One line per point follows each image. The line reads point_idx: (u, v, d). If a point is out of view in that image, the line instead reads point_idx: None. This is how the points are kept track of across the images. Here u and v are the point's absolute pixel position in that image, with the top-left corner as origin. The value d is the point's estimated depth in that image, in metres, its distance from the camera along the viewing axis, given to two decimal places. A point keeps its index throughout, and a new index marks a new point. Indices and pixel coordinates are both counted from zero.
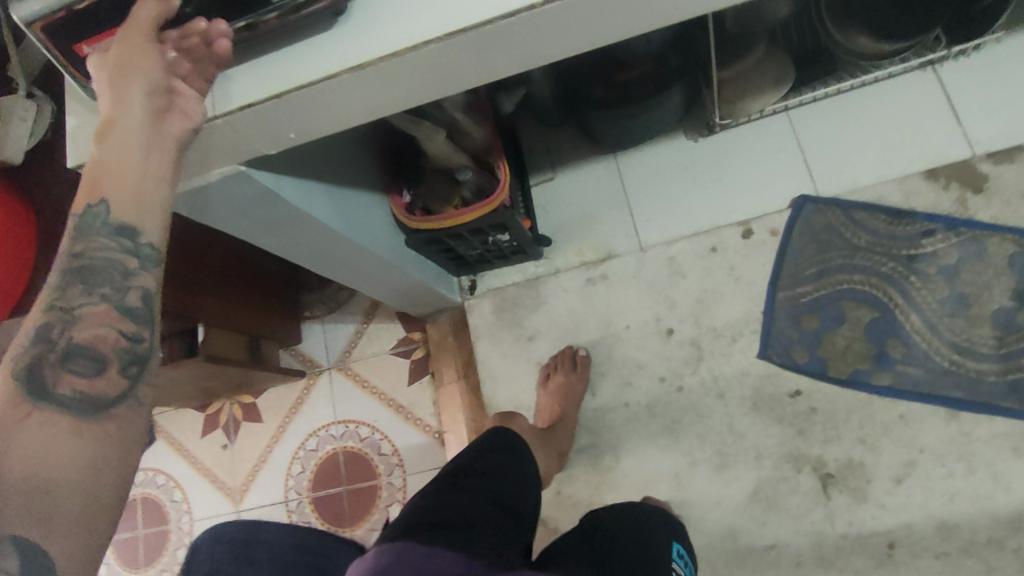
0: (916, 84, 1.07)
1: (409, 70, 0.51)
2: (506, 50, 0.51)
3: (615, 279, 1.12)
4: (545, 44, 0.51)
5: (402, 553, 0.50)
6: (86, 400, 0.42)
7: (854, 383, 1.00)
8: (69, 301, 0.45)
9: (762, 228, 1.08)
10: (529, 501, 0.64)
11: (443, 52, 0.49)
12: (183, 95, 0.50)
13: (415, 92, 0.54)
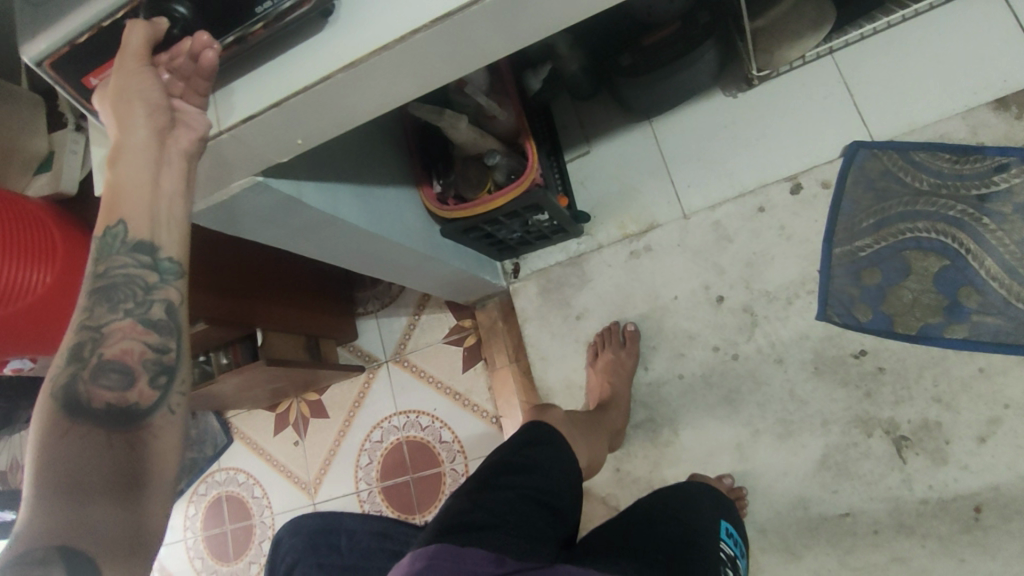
0: (978, 7, 0.98)
1: (400, 63, 0.50)
2: (496, 28, 0.49)
3: (659, 249, 1.09)
4: (537, 16, 0.49)
5: (433, 556, 0.52)
6: (118, 413, 0.47)
7: (925, 338, 0.93)
8: (97, 318, 0.48)
9: (813, 181, 1.02)
10: (565, 493, 0.64)
11: (432, 41, 0.48)
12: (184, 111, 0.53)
13: (415, 82, 0.54)
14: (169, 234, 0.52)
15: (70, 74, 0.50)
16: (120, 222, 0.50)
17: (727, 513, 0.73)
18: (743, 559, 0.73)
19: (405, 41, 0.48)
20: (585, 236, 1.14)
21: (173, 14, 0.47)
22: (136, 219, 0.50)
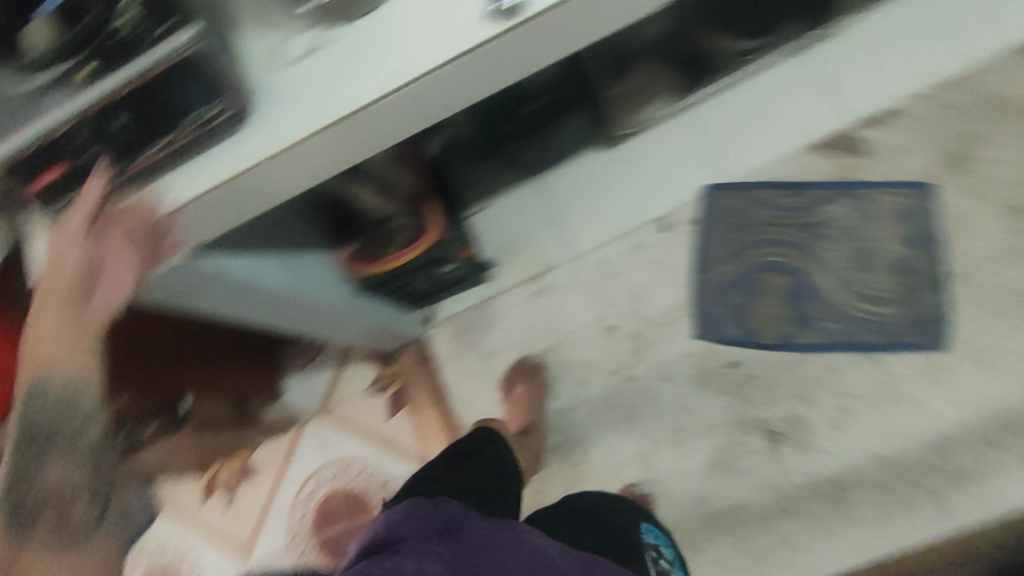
0: (795, 70, 1.17)
1: (311, 155, 0.61)
2: (389, 125, 0.61)
3: (556, 289, 1.22)
4: (422, 115, 0.61)
5: (416, 507, 0.71)
6: (64, 534, 0.58)
7: (781, 345, 1.10)
8: (33, 450, 0.59)
9: (680, 221, 1.18)
10: (511, 482, 0.84)
11: (337, 137, 0.59)
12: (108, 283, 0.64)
13: (320, 170, 0.63)
14: (89, 370, 0.63)
15: (26, 173, 0.60)
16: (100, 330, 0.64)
17: (648, 516, 0.90)
18: (670, 548, 0.90)
19: (314, 138, 0.58)
20: (490, 282, 1.26)
21: (117, 122, 0.58)
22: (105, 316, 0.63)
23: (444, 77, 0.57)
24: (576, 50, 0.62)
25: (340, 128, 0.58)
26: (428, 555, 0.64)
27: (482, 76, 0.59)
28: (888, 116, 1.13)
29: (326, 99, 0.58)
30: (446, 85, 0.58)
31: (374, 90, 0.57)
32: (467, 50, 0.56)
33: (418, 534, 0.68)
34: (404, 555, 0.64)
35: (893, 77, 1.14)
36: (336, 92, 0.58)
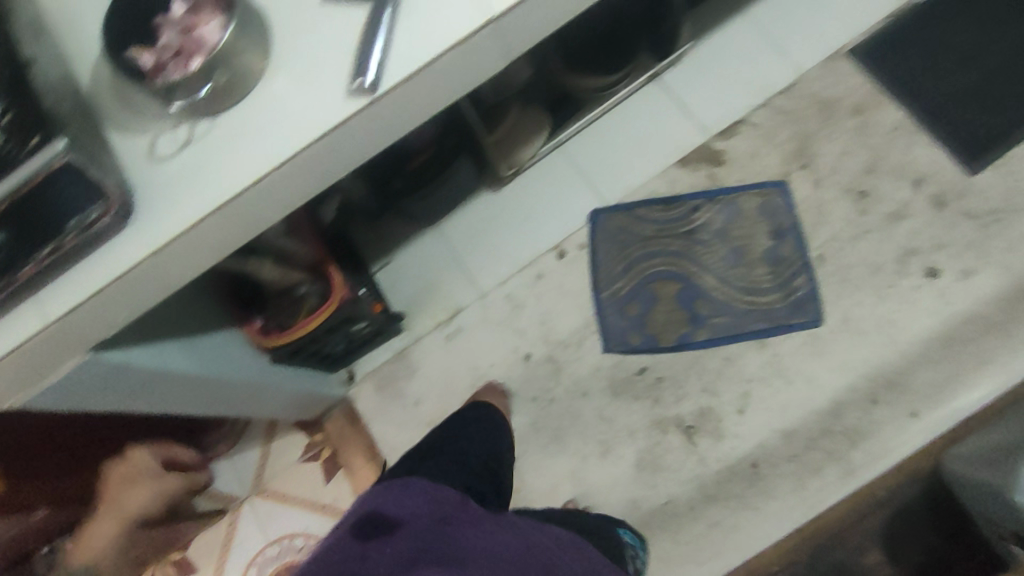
0: (649, 96, 1.30)
1: (200, 239, 0.64)
2: (272, 200, 0.65)
3: (469, 328, 1.28)
4: (301, 186, 0.66)
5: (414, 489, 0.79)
6: None
7: (682, 346, 1.19)
8: None
9: (572, 247, 1.27)
10: (503, 443, 0.98)
11: (223, 218, 0.63)
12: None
13: (212, 251, 0.67)
14: None
15: None
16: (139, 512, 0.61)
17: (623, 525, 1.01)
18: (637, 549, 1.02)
19: (201, 223, 0.62)
20: (405, 331, 1.30)
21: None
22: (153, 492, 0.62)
23: (321, 149, 0.63)
24: (433, 110, 0.68)
25: (226, 209, 0.63)
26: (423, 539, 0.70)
27: (349, 145, 0.65)
28: (738, 126, 1.26)
29: (208, 185, 0.62)
30: (317, 156, 0.64)
31: (256, 168, 0.62)
32: (336, 124, 0.62)
33: (417, 515, 0.74)
34: (403, 536, 0.70)
35: (737, 94, 1.27)
36: (221, 174, 0.63)
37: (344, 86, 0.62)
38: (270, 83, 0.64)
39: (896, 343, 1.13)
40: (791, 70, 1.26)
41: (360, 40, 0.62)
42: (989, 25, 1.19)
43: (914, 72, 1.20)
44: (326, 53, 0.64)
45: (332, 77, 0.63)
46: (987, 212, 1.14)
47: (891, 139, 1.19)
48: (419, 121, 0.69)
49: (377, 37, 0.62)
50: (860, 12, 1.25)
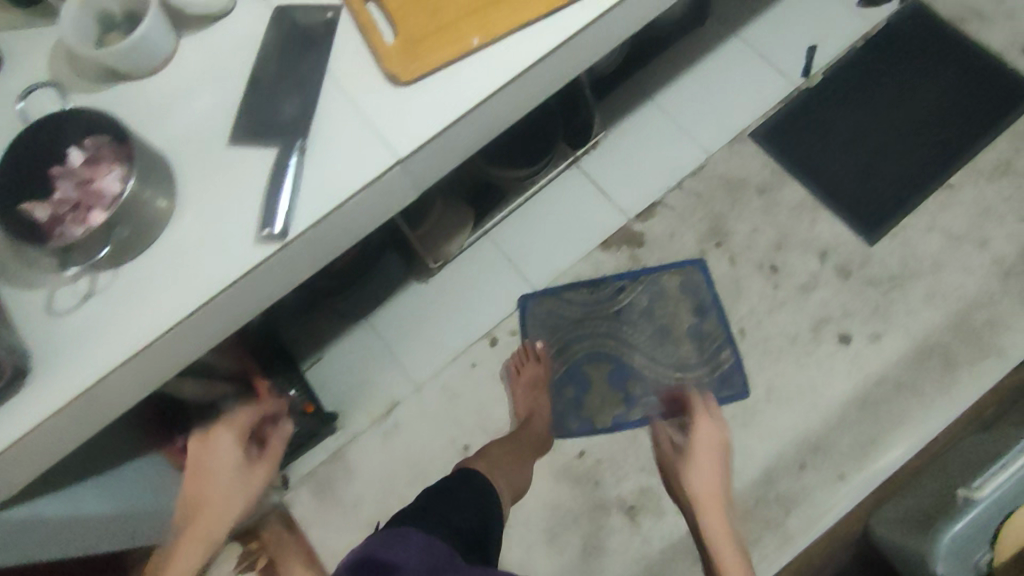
0: (569, 181, 1.35)
1: (106, 392, 0.62)
2: (184, 345, 0.64)
3: (406, 422, 1.26)
4: (213, 328, 0.65)
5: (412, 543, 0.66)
6: None
7: (617, 427, 1.21)
8: None
9: (503, 333, 1.28)
10: (488, 498, 0.89)
11: (130, 371, 0.62)
12: (261, 469, 0.87)
13: (121, 399, 0.64)
14: None
15: None
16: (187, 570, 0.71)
17: None
18: None
19: (106, 378, 0.60)
20: (340, 430, 1.27)
21: None
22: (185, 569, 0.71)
23: (233, 294, 0.63)
24: (349, 240, 0.69)
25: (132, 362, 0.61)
26: None
27: (261, 285, 0.65)
28: (654, 207, 1.31)
29: (115, 338, 0.61)
30: (228, 300, 0.63)
31: (164, 320, 0.61)
32: (247, 271, 0.62)
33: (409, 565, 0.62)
34: None
35: (652, 177, 1.33)
36: (127, 329, 0.61)
37: (253, 232, 0.63)
38: (178, 231, 0.64)
39: (818, 409, 1.17)
40: (699, 153, 1.33)
41: (268, 185, 0.63)
42: (869, 109, 1.31)
43: (808, 153, 1.30)
44: (233, 197, 0.64)
45: (240, 221, 0.63)
46: (886, 278, 1.22)
47: (795, 215, 1.27)
48: (335, 253, 0.69)
49: (284, 181, 0.63)
50: (757, 98, 1.35)
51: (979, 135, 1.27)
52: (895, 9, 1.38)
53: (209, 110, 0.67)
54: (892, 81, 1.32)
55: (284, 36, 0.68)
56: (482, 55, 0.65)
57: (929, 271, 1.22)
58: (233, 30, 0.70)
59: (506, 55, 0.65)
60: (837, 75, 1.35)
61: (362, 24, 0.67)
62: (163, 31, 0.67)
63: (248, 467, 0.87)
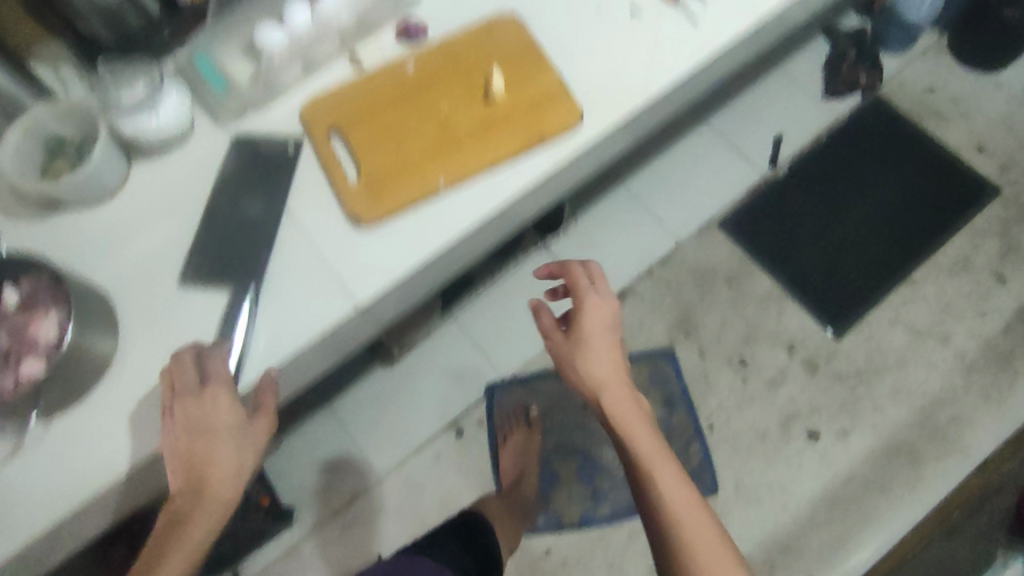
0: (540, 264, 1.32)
1: (37, 551, 0.58)
2: (127, 494, 0.61)
3: (366, 515, 1.21)
4: (157, 474, 0.62)
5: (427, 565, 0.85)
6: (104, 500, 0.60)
7: (585, 525, 1.18)
8: None
9: (470, 422, 1.25)
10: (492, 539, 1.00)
11: (64, 529, 0.58)
12: (252, 432, 0.57)
13: (53, 552, 0.60)
14: None
15: None
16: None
17: None
18: None
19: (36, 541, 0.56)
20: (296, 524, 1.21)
21: None
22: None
23: None
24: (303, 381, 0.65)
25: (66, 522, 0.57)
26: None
27: None
28: (625, 295, 1.30)
29: (47, 498, 0.57)
30: None
31: (105, 475, 0.58)
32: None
33: None
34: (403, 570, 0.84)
35: (624, 264, 1.32)
36: (63, 486, 0.57)
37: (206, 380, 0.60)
38: (123, 375, 0.61)
39: (787, 507, 1.16)
40: (669, 239, 1.33)
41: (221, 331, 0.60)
42: (833, 202, 1.34)
43: (776, 244, 1.31)
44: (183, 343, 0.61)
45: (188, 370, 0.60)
46: (852, 373, 1.22)
47: (763, 308, 1.28)
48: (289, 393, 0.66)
49: (235, 331, 0.59)
50: (726, 186, 1.36)
51: (939, 232, 1.29)
52: (857, 102, 1.41)
53: (161, 245, 0.64)
54: (855, 174, 1.35)
55: (241, 166, 0.66)
56: (446, 198, 0.63)
57: (894, 366, 1.22)
58: (189, 159, 0.67)
59: (471, 202, 0.63)
60: (802, 166, 1.37)
61: (324, 160, 0.65)
62: (115, 161, 0.64)
63: (236, 423, 0.56)
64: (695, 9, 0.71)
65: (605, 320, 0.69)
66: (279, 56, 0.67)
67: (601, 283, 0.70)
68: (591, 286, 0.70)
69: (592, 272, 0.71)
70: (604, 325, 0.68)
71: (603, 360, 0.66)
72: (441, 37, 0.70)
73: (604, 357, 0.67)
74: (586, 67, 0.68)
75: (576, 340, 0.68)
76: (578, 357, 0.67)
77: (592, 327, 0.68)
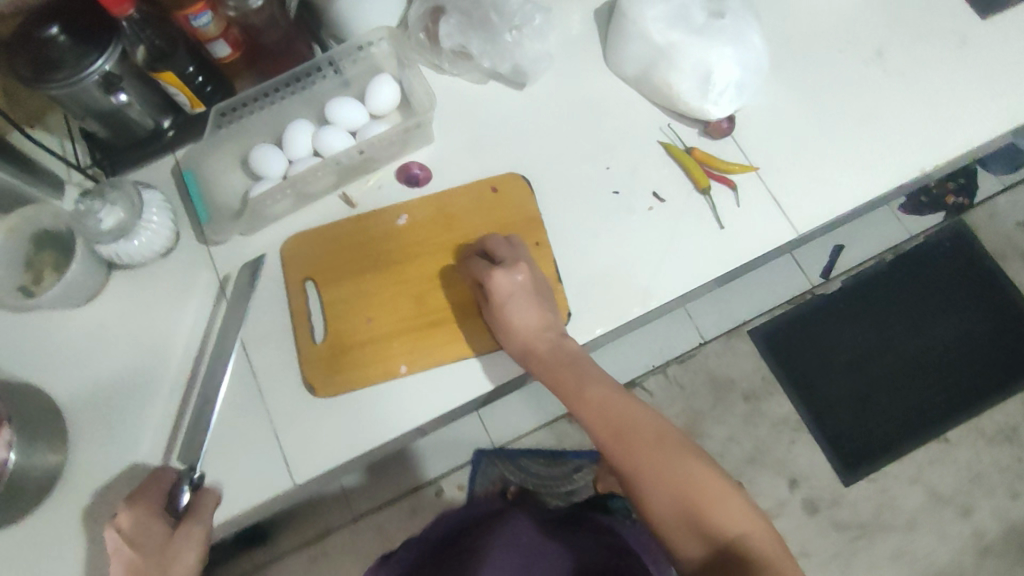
0: None
1: None
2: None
3: (335, 553, 1.11)
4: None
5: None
6: None
7: None
8: None
9: (452, 484, 1.14)
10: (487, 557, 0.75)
11: None
12: (174, 555, 0.50)
13: None
14: None
15: None
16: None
17: None
18: None
19: None
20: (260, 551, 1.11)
21: None
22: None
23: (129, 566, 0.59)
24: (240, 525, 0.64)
25: None
26: None
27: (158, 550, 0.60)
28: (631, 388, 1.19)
29: None
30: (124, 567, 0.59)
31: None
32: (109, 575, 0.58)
33: None
34: None
35: (641, 353, 1.19)
36: None
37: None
38: (63, 499, 0.59)
39: None
40: (694, 338, 1.20)
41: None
42: (882, 332, 1.19)
43: (802, 367, 1.18)
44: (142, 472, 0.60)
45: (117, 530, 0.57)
46: (854, 524, 1.12)
47: (775, 434, 1.16)
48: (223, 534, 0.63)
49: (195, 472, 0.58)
50: (769, 291, 1.20)
51: (994, 388, 1.16)
52: (936, 223, 1.23)
53: (125, 366, 0.63)
54: (913, 306, 1.20)
55: (218, 296, 0.64)
56: (406, 382, 0.60)
57: (901, 527, 1.12)
58: (167, 277, 0.65)
59: (430, 392, 0.60)
60: (857, 284, 1.20)
61: (294, 311, 0.62)
62: (91, 268, 0.63)
63: (158, 553, 0.50)
64: (724, 206, 0.62)
65: (522, 289, 0.57)
66: (272, 182, 0.64)
67: (510, 254, 0.58)
68: (498, 265, 0.57)
69: (498, 245, 0.59)
70: (517, 293, 0.56)
71: (529, 325, 0.56)
72: (442, 188, 0.65)
73: (531, 321, 0.56)
74: (586, 258, 0.62)
75: (492, 312, 0.57)
76: (502, 335, 0.57)
77: (505, 295, 0.56)
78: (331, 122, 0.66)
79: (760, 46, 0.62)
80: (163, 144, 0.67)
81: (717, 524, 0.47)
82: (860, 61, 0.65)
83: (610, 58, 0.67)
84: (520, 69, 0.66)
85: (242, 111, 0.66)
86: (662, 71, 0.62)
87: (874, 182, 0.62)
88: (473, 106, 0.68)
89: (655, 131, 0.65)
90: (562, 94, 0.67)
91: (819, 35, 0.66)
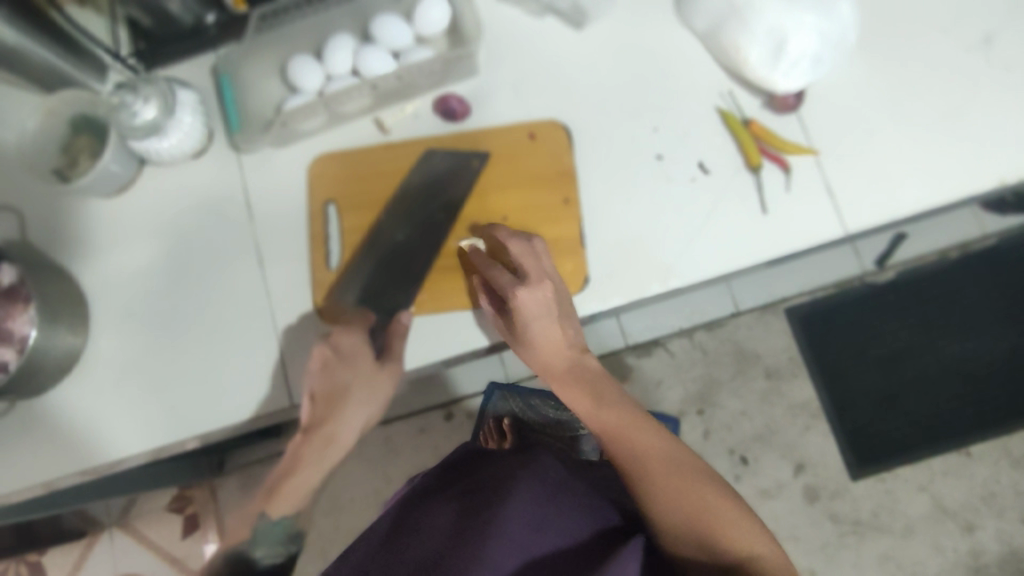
0: None
1: (44, 468, 0.61)
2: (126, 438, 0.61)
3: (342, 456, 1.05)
4: (141, 439, 0.61)
5: (395, 514, 0.56)
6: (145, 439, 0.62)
7: None
8: None
9: (462, 412, 1.04)
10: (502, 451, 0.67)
11: (71, 463, 0.61)
12: (380, 382, 0.57)
13: (38, 474, 0.61)
14: None
15: None
16: (282, 515, 0.53)
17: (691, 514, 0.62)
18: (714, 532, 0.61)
19: (58, 477, 0.61)
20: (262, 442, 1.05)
21: None
22: (278, 515, 0.53)
23: (168, 426, 0.61)
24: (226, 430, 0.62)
25: (76, 464, 0.61)
26: (410, 517, 0.54)
27: (194, 413, 0.61)
28: (655, 346, 1.10)
29: (56, 452, 0.61)
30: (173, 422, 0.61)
31: (32, 479, 0.61)
32: (145, 444, 0.61)
33: (401, 523, 0.54)
34: (384, 517, 0.56)
35: (669, 312, 1.10)
36: (83, 438, 0.61)
37: (173, 422, 0.61)
38: (89, 373, 0.63)
39: None
40: (727, 307, 1.10)
41: (186, 379, 0.62)
42: (928, 330, 1.07)
43: (838, 355, 1.08)
44: (176, 352, 0.63)
45: (164, 410, 0.61)
46: (850, 520, 1.05)
47: (790, 416, 1.08)
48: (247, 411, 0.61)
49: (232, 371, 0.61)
50: (815, 270, 1.09)
51: None
52: (1017, 226, 1.08)
53: (149, 264, 0.64)
54: (969, 309, 1.08)
55: (240, 209, 0.64)
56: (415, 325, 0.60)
57: (897, 532, 1.05)
58: (195, 179, 0.65)
59: (439, 338, 0.59)
60: (913, 277, 1.08)
61: (313, 236, 0.63)
62: (126, 156, 0.63)
63: (365, 374, 0.57)
64: (773, 189, 0.58)
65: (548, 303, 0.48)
66: (307, 97, 0.62)
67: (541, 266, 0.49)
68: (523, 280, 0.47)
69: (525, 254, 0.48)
70: (542, 309, 0.48)
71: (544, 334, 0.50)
72: (478, 127, 0.63)
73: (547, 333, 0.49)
74: (613, 223, 0.59)
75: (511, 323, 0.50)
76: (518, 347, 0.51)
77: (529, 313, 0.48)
78: (374, 41, 0.63)
79: (849, 19, 0.56)
80: (203, 42, 0.66)
81: (730, 547, 0.42)
82: (960, 48, 0.58)
83: (681, 7, 0.61)
84: (580, 7, 0.61)
85: (282, 17, 0.66)
86: (733, 32, 0.57)
87: (943, 187, 0.56)
88: (523, 42, 0.63)
89: (714, 95, 0.60)
90: (620, 40, 0.62)
91: (919, 13, 0.59)
